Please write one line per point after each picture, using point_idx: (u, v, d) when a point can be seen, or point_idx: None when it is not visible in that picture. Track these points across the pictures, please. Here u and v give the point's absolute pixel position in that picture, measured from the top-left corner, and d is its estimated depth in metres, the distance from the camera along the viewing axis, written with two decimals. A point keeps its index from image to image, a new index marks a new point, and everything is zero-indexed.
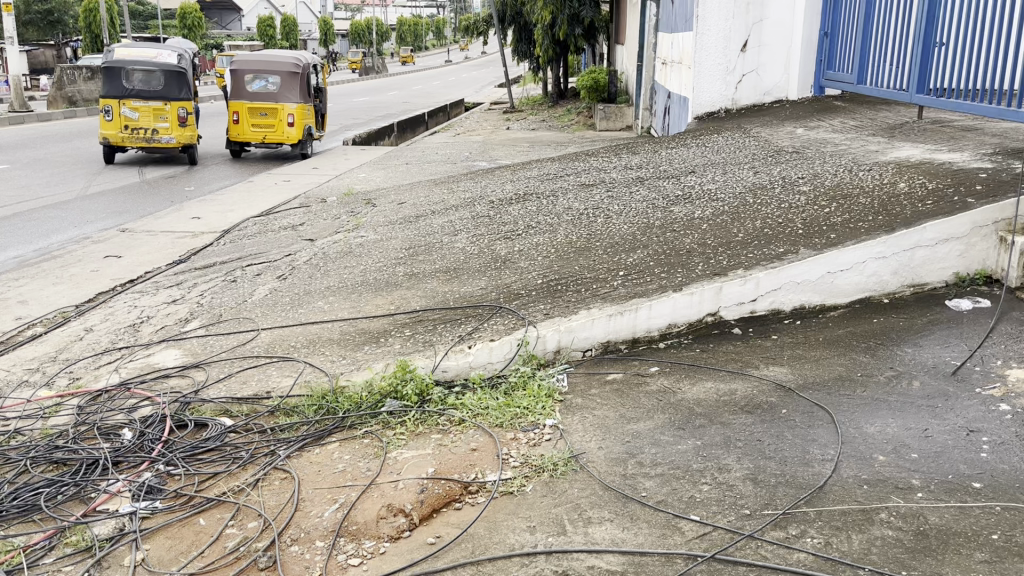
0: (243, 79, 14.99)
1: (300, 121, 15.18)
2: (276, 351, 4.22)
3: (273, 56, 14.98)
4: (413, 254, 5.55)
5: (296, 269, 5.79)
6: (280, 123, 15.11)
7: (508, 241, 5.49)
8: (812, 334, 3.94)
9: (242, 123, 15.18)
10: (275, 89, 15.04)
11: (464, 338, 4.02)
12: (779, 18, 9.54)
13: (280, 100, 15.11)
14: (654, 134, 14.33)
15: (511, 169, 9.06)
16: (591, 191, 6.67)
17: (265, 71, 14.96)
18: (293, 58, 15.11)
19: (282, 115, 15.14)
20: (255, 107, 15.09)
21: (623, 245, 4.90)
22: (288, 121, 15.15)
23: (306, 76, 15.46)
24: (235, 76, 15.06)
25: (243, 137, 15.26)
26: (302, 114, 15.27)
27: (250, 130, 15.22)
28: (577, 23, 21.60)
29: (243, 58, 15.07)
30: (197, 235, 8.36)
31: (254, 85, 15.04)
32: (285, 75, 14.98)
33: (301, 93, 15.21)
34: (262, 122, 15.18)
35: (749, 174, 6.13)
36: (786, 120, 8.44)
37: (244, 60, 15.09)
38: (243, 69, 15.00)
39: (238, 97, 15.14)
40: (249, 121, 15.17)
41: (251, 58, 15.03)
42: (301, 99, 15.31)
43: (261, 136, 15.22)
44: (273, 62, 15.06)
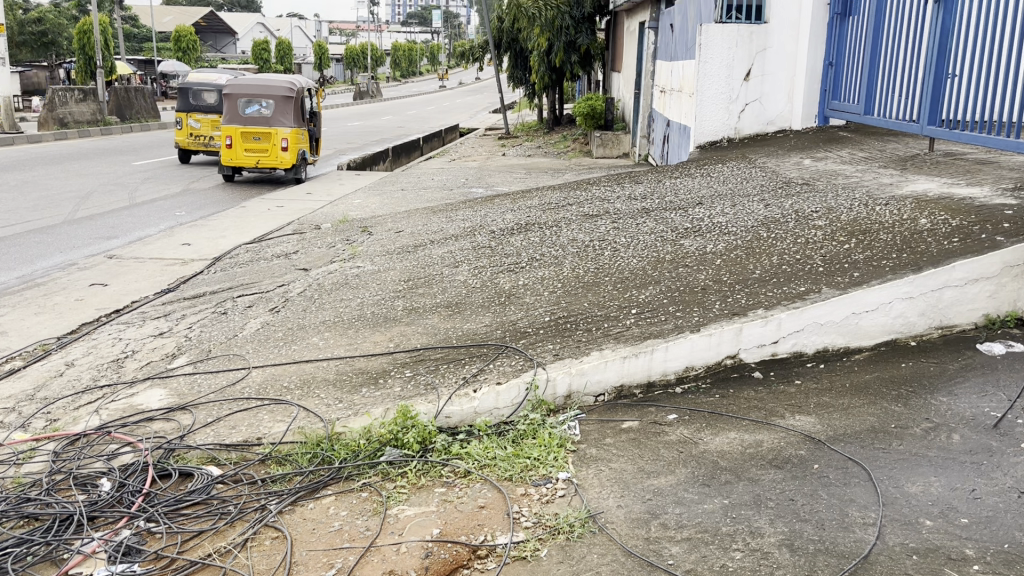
0: (237, 103, 14.84)
1: (295, 146, 15.01)
2: (268, 393, 3.96)
3: (267, 80, 14.84)
4: (412, 287, 5.32)
5: (289, 301, 5.55)
6: (274, 148, 14.92)
7: (512, 274, 5.26)
8: (839, 380, 3.71)
9: (235, 147, 14.96)
10: (270, 113, 14.88)
11: (468, 380, 3.76)
12: (783, 47, 9.43)
13: (275, 124, 14.95)
14: (653, 161, 14.19)
15: (510, 197, 8.86)
16: (596, 222, 6.47)
17: (260, 95, 14.81)
18: (288, 82, 14.96)
19: (276, 140, 14.96)
20: (249, 131, 14.87)
21: (633, 280, 4.66)
22: (281, 146, 14.97)
23: (301, 100, 15.32)
24: (230, 100, 14.91)
25: (236, 162, 15.07)
26: (296, 139, 15.12)
27: (243, 155, 15.01)
28: (573, 50, 21.58)
29: (238, 82, 14.92)
30: (187, 263, 8.11)
31: (249, 109, 14.88)
32: (280, 100, 14.83)
33: (295, 117, 15.05)
34: (255, 147, 14.96)
35: (759, 206, 5.94)
36: (792, 151, 8.28)
37: (238, 85, 14.94)
38: (237, 93, 14.85)
39: (232, 121, 14.95)
40: (242, 145, 14.95)
41: (245, 83, 14.90)
42: (296, 123, 15.17)
43: (255, 161, 14.99)
44: (267, 86, 14.91)
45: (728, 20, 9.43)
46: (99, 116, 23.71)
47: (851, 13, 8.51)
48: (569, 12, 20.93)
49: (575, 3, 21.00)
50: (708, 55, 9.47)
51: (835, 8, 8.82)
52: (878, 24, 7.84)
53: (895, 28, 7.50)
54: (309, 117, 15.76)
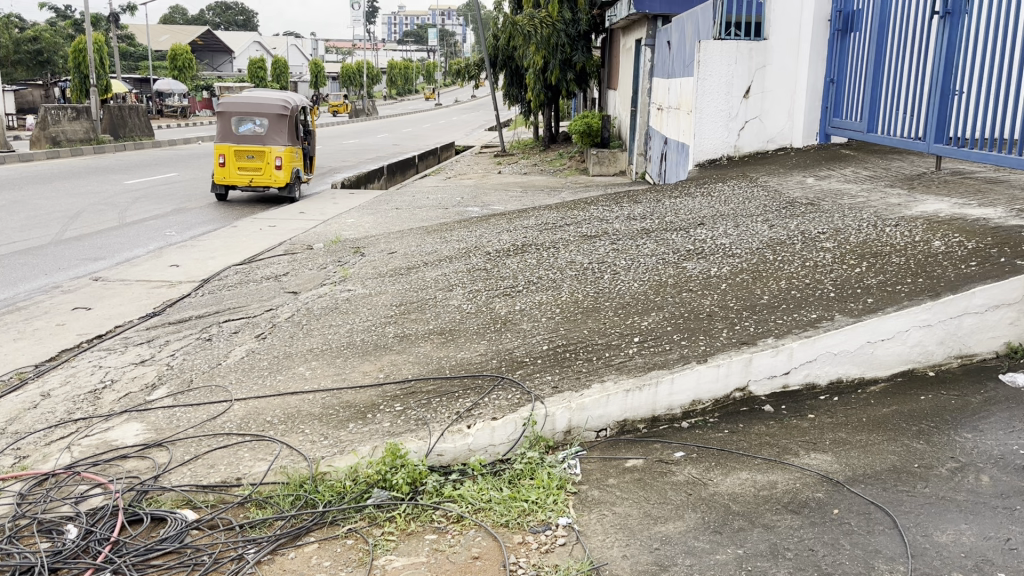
0: (230, 121, 14.66)
1: (289, 164, 14.86)
2: (250, 429, 3.74)
3: (261, 98, 14.65)
4: (404, 312, 5.11)
5: (276, 327, 5.33)
6: (268, 166, 14.78)
7: (508, 298, 5.06)
8: (855, 413, 3.50)
9: (228, 165, 14.81)
10: (263, 131, 14.68)
11: (462, 415, 3.54)
12: (783, 64, 9.30)
13: (268, 142, 14.78)
14: (650, 180, 14.04)
15: (506, 217, 8.67)
16: (595, 243, 6.28)
17: (254, 112, 14.61)
18: (282, 99, 14.76)
19: (270, 158, 14.82)
20: (242, 150, 14.72)
21: (635, 306, 4.46)
22: (275, 164, 14.82)
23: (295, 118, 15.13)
24: (223, 117, 14.73)
25: (229, 180, 14.91)
26: (290, 157, 14.96)
27: (236, 173, 14.85)
28: (569, 68, 21.55)
29: (231, 99, 14.72)
30: (174, 285, 7.89)
31: (242, 127, 14.69)
32: (273, 118, 14.63)
33: (289, 135, 14.86)
34: (249, 165, 14.83)
35: (764, 227, 5.76)
36: (794, 169, 8.11)
37: (232, 102, 14.75)
38: (231, 111, 14.66)
39: (225, 139, 14.78)
40: (235, 164, 14.81)
41: (239, 100, 14.70)
42: (290, 141, 14.99)
43: (248, 179, 14.87)
44: (261, 103, 14.71)
45: (726, 37, 9.30)
46: (91, 134, 23.57)
47: (852, 30, 8.38)
48: (564, 30, 20.90)
49: (571, 21, 20.96)
50: (706, 72, 9.33)
51: (835, 24, 8.69)
52: (881, 40, 7.70)
53: (898, 44, 7.36)
54: (303, 135, 15.61)
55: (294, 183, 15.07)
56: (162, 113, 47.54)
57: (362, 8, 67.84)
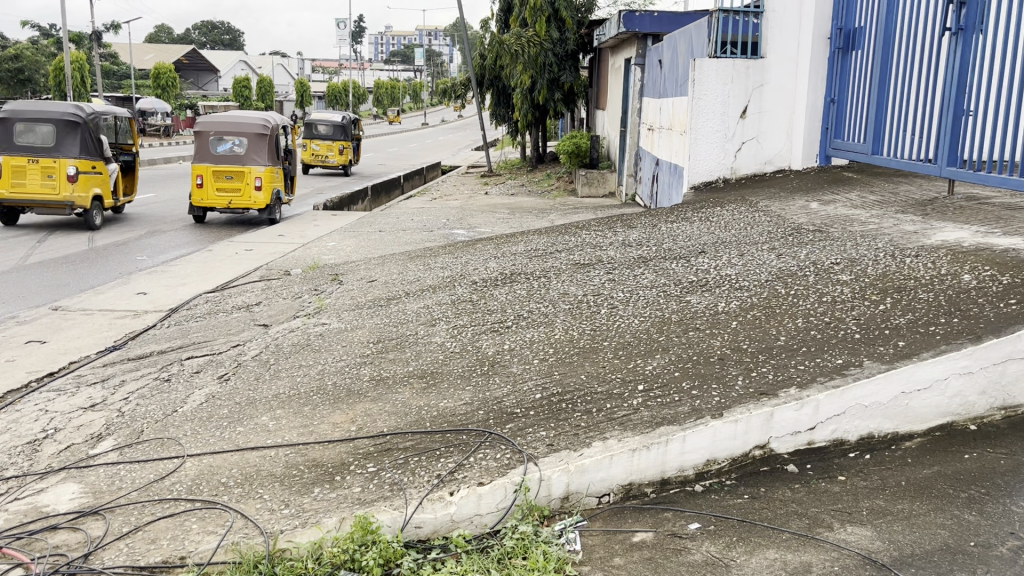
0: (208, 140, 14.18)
1: (268, 185, 14.40)
2: (201, 493, 3.26)
3: (240, 118, 14.20)
4: (382, 350, 4.66)
5: (241, 367, 4.86)
6: (247, 188, 14.32)
7: (496, 335, 4.62)
8: (891, 475, 3.08)
9: (206, 187, 14.36)
10: (242, 151, 14.24)
11: (443, 480, 3.08)
12: (781, 84, 8.98)
13: (248, 163, 14.32)
14: (642, 202, 13.67)
15: (493, 242, 8.25)
16: (588, 272, 5.87)
17: (232, 132, 14.15)
18: (262, 118, 14.31)
19: (249, 179, 14.35)
20: (220, 170, 14.28)
21: (638, 346, 4.03)
22: (254, 185, 14.34)
23: (276, 136, 14.68)
24: (201, 137, 14.27)
25: (207, 202, 14.42)
26: (270, 178, 14.52)
27: (214, 195, 14.39)
28: (557, 88, 21.30)
29: (209, 118, 14.25)
30: (139, 315, 7.41)
31: (220, 147, 14.25)
32: (253, 138, 14.19)
33: (269, 156, 14.43)
34: (227, 187, 14.38)
35: (772, 257, 5.36)
36: (795, 193, 7.75)
37: (210, 121, 14.27)
38: (209, 131, 14.19)
39: (202, 159, 14.33)
40: (213, 185, 14.35)
41: (217, 119, 14.23)
42: (270, 160, 14.55)
43: (227, 201, 14.41)
44: (240, 122, 14.26)
45: (722, 55, 8.99)
46: None
47: (853, 47, 8.06)
48: (552, 50, 20.66)
49: (558, 40, 20.73)
50: (701, 91, 9.01)
51: (836, 42, 8.38)
52: (885, 58, 7.38)
53: (904, 63, 7.03)
54: (284, 155, 15.18)
55: (273, 205, 14.58)
56: (144, 132, 47.03)
57: (348, 28, 67.78)
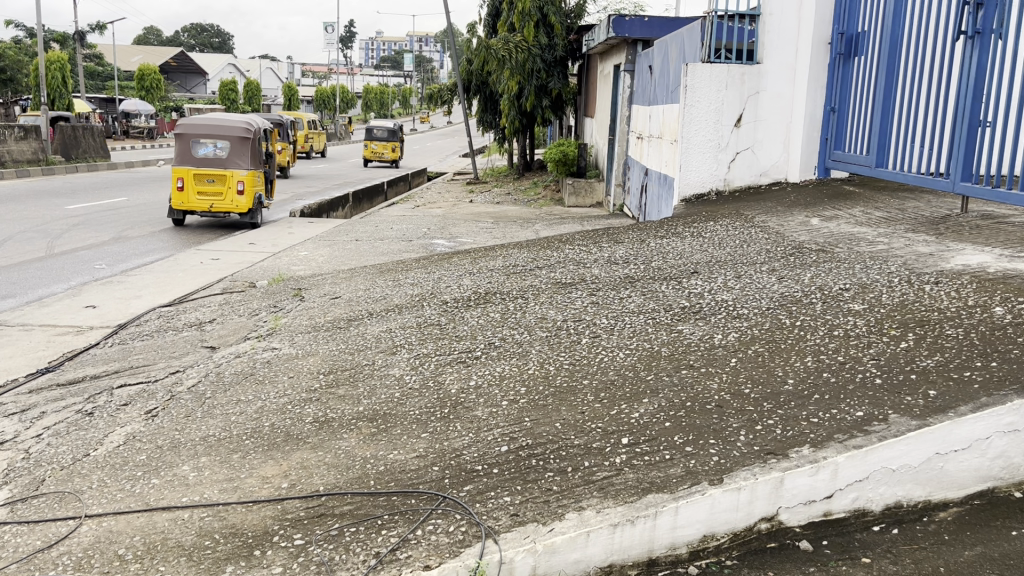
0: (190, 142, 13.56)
1: (251, 190, 13.83)
2: (89, 568, 2.69)
3: (222, 120, 13.61)
4: (333, 383, 4.11)
5: (175, 399, 4.30)
6: (229, 193, 13.76)
7: (463, 367, 4.08)
8: (925, 559, 2.53)
9: (187, 190, 13.75)
10: (225, 155, 13.63)
11: (382, 561, 2.51)
12: (779, 91, 8.48)
13: (230, 166, 13.72)
14: (632, 213, 13.18)
15: (470, 255, 7.71)
16: (570, 293, 5.34)
17: (214, 135, 13.55)
18: (247, 122, 13.77)
19: (231, 183, 13.76)
20: (202, 173, 13.71)
21: (624, 386, 3.49)
22: (236, 189, 13.76)
23: (257, 140, 14.11)
24: (182, 138, 13.63)
25: (187, 205, 13.82)
26: (253, 182, 13.94)
27: (195, 199, 13.80)
28: (545, 94, 20.82)
29: (190, 120, 13.63)
30: (84, 331, 6.83)
31: (202, 150, 13.64)
32: (236, 141, 13.61)
33: (252, 160, 13.85)
34: (208, 190, 13.80)
35: (773, 280, 4.83)
36: (794, 207, 7.25)
37: (191, 123, 13.65)
38: (190, 133, 13.56)
39: (183, 161, 13.68)
40: (194, 188, 13.76)
41: (199, 121, 13.61)
42: (253, 164, 13.97)
43: (208, 205, 13.85)
44: (223, 125, 13.67)
45: (716, 60, 8.50)
46: (40, 154, 22.38)
47: (857, 53, 7.58)
48: (540, 55, 20.21)
49: (547, 45, 20.30)
50: (694, 97, 8.50)
51: (837, 47, 7.90)
52: (890, 65, 6.89)
53: (911, 70, 6.55)
54: (267, 158, 14.62)
55: (257, 209, 14.01)
56: (127, 134, 46.53)
57: (337, 31, 67.31)
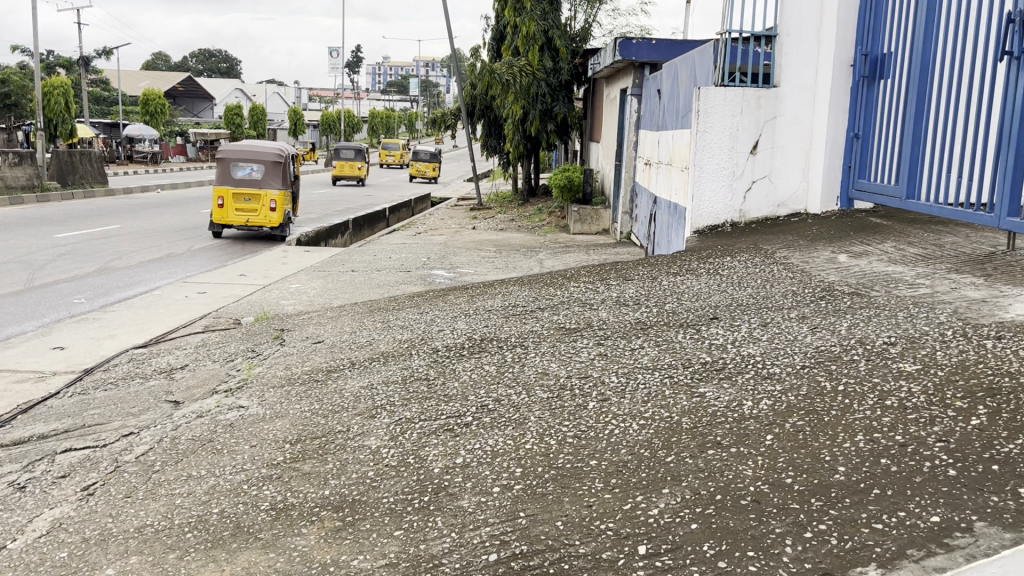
0: (230, 166, 15.84)
1: (282, 206, 16.05)
2: None
3: (257, 147, 15.86)
4: (302, 455, 3.55)
5: (119, 470, 3.74)
6: (264, 208, 15.94)
7: (452, 435, 3.52)
8: None
9: (227, 207, 15.87)
10: (260, 176, 15.90)
11: None
12: (797, 116, 7.96)
13: (264, 187, 15.97)
14: (639, 241, 12.67)
15: (468, 291, 7.18)
16: (575, 341, 4.79)
17: (251, 160, 15.84)
18: (278, 150, 16.12)
19: (265, 201, 15.97)
20: (240, 192, 15.85)
21: (642, 469, 2.92)
22: (270, 206, 15.99)
23: (286, 166, 16.41)
24: (223, 164, 16.00)
25: (226, 220, 15.89)
26: (284, 200, 16.16)
27: (234, 214, 15.92)
28: (549, 119, 20.38)
29: (230, 148, 16.01)
30: (47, 376, 6.31)
31: (240, 173, 15.88)
32: (270, 165, 15.89)
33: (283, 182, 16.10)
34: (246, 207, 15.95)
35: (805, 331, 4.25)
36: (817, 241, 6.70)
37: (230, 151, 16.01)
38: (230, 158, 15.87)
39: (224, 182, 15.92)
40: (234, 205, 15.88)
41: (237, 149, 15.94)
42: (283, 185, 16.24)
43: (245, 220, 15.95)
44: (258, 152, 16.02)
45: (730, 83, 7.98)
46: (36, 180, 22.03)
47: (883, 75, 7.04)
48: (545, 79, 19.81)
49: (551, 69, 19.91)
50: (707, 122, 7.98)
51: (860, 70, 7.39)
52: (921, 86, 6.35)
53: (946, 93, 6.02)
54: (294, 179, 16.79)
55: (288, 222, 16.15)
56: (131, 158, 46.50)
57: (342, 56, 67.27)
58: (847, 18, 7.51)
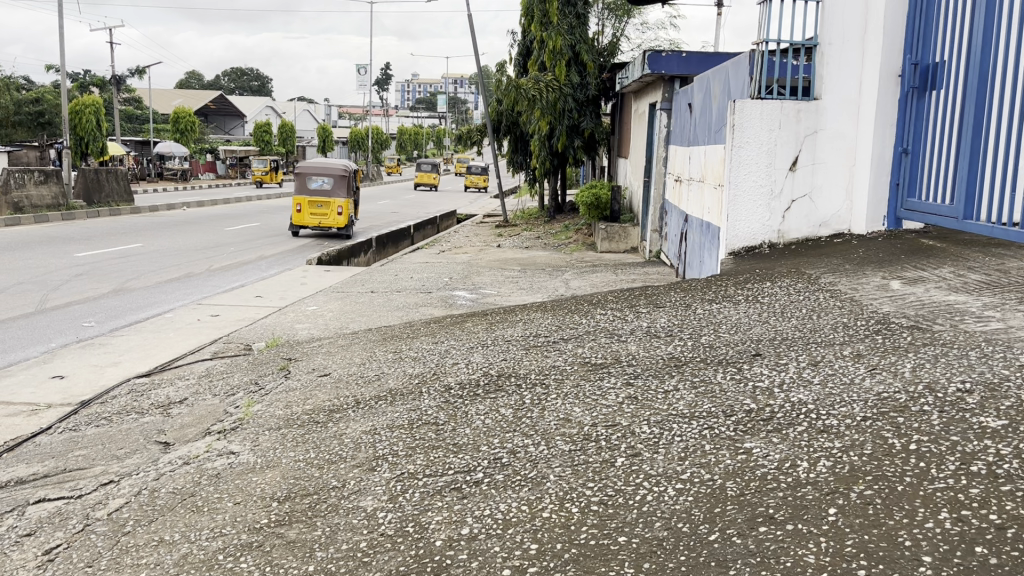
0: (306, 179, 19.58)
1: (347, 211, 19.69)
2: None
3: (328, 164, 19.83)
4: (288, 517, 3.12)
5: (84, 531, 3.32)
6: (333, 212, 19.58)
7: (461, 496, 3.08)
8: None
9: (304, 211, 19.50)
10: (329, 187, 19.65)
11: None
12: (840, 131, 7.45)
13: (333, 196, 19.68)
14: (669, 260, 12.22)
15: (487, 317, 6.78)
16: (602, 378, 4.33)
17: (323, 173, 19.72)
18: (344, 166, 19.98)
19: (334, 207, 19.63)
20: (314, 199, 19.53)
21: (680, 551, 2.44)
22: (338, 210, 19.62)
23: (350, 180, 20.24)
24: (301, 179, 19.92)
25: (303, 221, 19.46)
26: (348, 207, 19.81)
27: (309, 217, 19.50)
28: (577, 134, 19.97)
29: (306, 165, 19.90)
30: (40, 409, 5.95)
31: (314, 185, 19.61)
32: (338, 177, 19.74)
33: (349, 191, 19.85)
34: (318, 212, 19.55)
35: (861, 373, 3.75)
36: (866, 265, 6.17)
37: (307, 168, 19.92)
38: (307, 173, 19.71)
39: (301, 193, 19.61)
40: (309, 209, 19.51)
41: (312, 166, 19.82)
42: (347, 197, 19.90)
43: (318, 221, 19.51)
44: (329, 168, 19.88)
45: (767, 96, 7.49)
46: (61, 199, 22.01)
47: (936, 86, 6.51)
48: (572, 94, 19.42)
49: (579, 84, 19.53)
50: (743, 136, 7.50)
51: (909, 80, 6.87)
52: (980, 97, 5.82)
53: (1008, 104, 5.50)
54: (356, 191, 20.56)
55: (352, 223, 19.96)
56: (161, 176, 46.98)
57: (369, 74, 67.53)
58: (895, 26, 7.00)
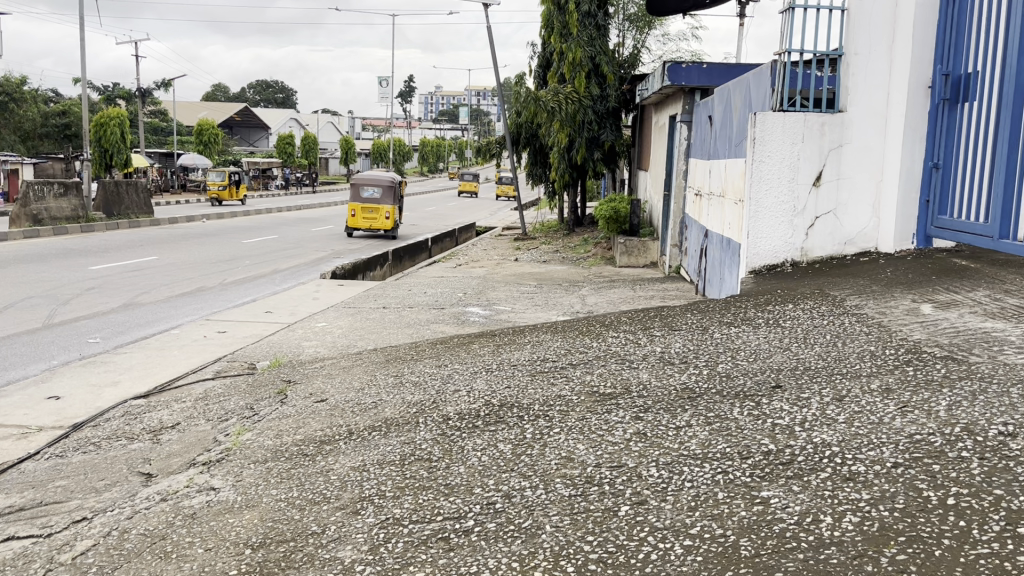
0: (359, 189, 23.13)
1: (393, 216, 23.20)
2: None
3: (377, 176, 23.36)
4: (260, 568, 2.85)
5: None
6: (381, 217, 23.10)
7: (447, 549, 2.80)
8: None
9: (357, 216, 23.04)
10: (378, 196, 23.17)
11: None
12: (866, 144, 7.11)
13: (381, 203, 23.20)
14: (688, 275, 11.91)
15: (497, 337, 6.53)
16: (610, 411, 4.03)
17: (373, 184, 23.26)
18: (392, 177, 23.47)
19: (382, 212, 23.16)
20: (366, 206, 23.07)
21: None
22: (385, 215, 23.14)
23: (396, 190, 23.77)
24: (355, 188, 23.47)
25: (356, 224, 23.04)
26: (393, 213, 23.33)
27: (362, 221, 23.07)
28: (596, 147, 19.69)
29: (359, 177, 23.48)
30: (31, 432, 5.76)
31: (366, 194, 23.15)
32: (386, 187, 23.23)
33: (394, 199, 23.33)
34: (369, 217, 23.12)
35: (891, 411, 3.42)
36: (894, 287, 5.83)
37: (360, 179, 23.47)
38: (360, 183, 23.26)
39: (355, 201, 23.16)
40: (361, 214, 23.06)
41: (364, 178, 23.40)
42: (393, 204, 23.37)
43: (369, 224, 23.08)
44: (377, 179, 23.46)
45: (790, 109, 7.18)
46: (80, 211, 22.05)
47: (969, 97, 6.17)
48: (591, 106, 19.17)
49: (598, 96, 19.28)
50: (764, 150, 7.19)
51: (940, 92, 6.53)
52: (1017, 109, 5.49)
53: None
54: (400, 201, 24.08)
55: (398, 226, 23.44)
56: (184, 187, 47.41)
57: (392, 87, 67.78)
58: (924, 35, 6.68)
